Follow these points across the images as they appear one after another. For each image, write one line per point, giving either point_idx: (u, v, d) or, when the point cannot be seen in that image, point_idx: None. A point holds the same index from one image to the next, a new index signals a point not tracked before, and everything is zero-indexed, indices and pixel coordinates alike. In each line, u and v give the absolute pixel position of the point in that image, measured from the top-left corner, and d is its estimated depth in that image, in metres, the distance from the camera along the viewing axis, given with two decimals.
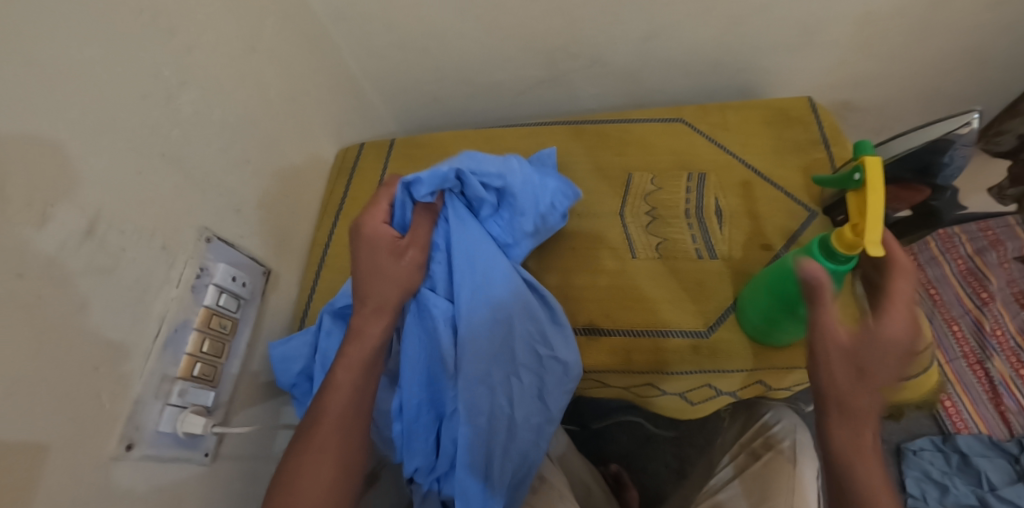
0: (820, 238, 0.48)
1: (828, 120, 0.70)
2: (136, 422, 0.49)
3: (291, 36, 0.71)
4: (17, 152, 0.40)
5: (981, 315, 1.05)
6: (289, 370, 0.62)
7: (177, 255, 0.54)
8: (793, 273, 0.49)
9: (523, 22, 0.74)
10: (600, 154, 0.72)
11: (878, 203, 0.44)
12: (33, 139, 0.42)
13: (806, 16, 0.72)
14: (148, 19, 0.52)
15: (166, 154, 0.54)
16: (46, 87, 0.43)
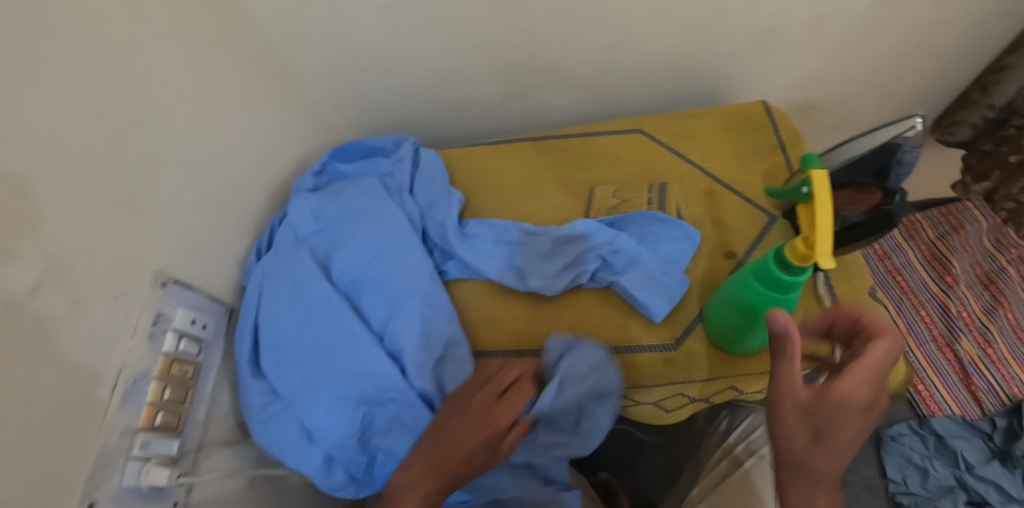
0: (777, 249, 0.49)
1: (784, 123, 0.71)
2: (97, 480, 0.48)
3: (246, 68, 0.70)
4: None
5: (948, 298, 1.08)
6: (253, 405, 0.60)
7: (133, 303, 0.53)
8: (755, 287, 0.50)
9: (482, 40, 0.74)
10: (563, 169, 0.72)
11: (828, 215, 0.46)
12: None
13: (759, 22, 0.73)
14: (89, 63, 0.50)
15: (115, 201, 0.52)
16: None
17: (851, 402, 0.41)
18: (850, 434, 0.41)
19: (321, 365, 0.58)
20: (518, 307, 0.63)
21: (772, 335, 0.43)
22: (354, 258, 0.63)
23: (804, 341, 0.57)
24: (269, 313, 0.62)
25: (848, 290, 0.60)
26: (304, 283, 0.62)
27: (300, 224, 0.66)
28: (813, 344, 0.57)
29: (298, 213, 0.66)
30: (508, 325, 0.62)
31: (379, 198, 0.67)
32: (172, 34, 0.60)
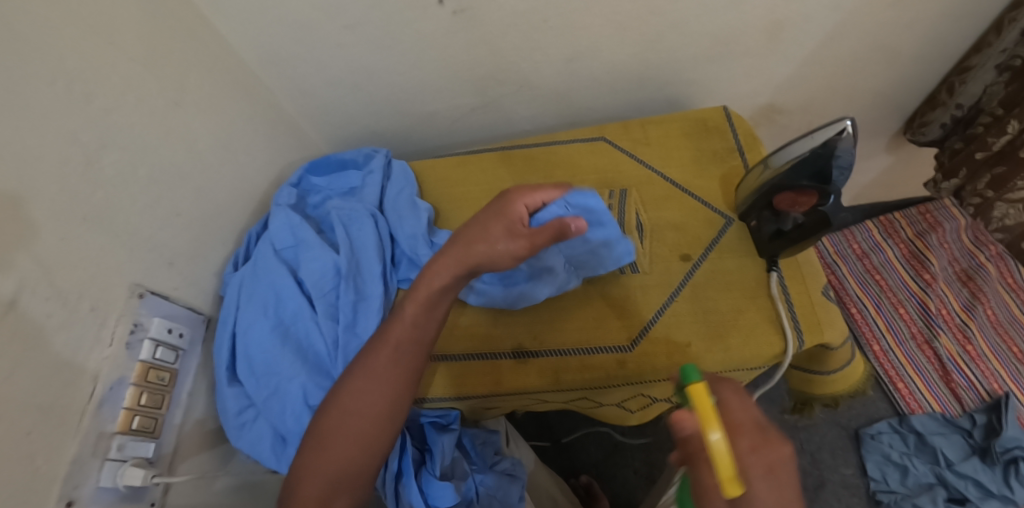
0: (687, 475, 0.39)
1: (742, 127, 0.73)
2: (74, 481, 0.51)
3: (219, 87, 0.74)
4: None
5: (926, 296, 1.08)
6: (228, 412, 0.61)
7: (107, 314, 0.55)
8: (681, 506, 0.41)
9: (447, 54, 0.77)
10: (527, 178, 0.75)
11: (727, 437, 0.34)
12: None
13: (716, 29, 0.75)
14: (63, 88, 0.53)
15: (90, 217, 0.55)
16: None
17: (774, 455, 0.37)
18: (789, 496, 0.36)
19: (289, 371, 0.60)
20: (483, 312, 0.65)
21: (688, 437, 0.35)
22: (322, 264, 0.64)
23: (756, 341, 0.58)
24: (242, 323, 0.63)
25: (801, 290, 0.61)
26: (279, 295, 0.64)
27: (274, 234, 0.67)
28: (765, 344, 0.58)
29: (277, 226, 0.67)
30: (471, 331, 0.64)
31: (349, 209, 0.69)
32: (146, 58, 0.63)
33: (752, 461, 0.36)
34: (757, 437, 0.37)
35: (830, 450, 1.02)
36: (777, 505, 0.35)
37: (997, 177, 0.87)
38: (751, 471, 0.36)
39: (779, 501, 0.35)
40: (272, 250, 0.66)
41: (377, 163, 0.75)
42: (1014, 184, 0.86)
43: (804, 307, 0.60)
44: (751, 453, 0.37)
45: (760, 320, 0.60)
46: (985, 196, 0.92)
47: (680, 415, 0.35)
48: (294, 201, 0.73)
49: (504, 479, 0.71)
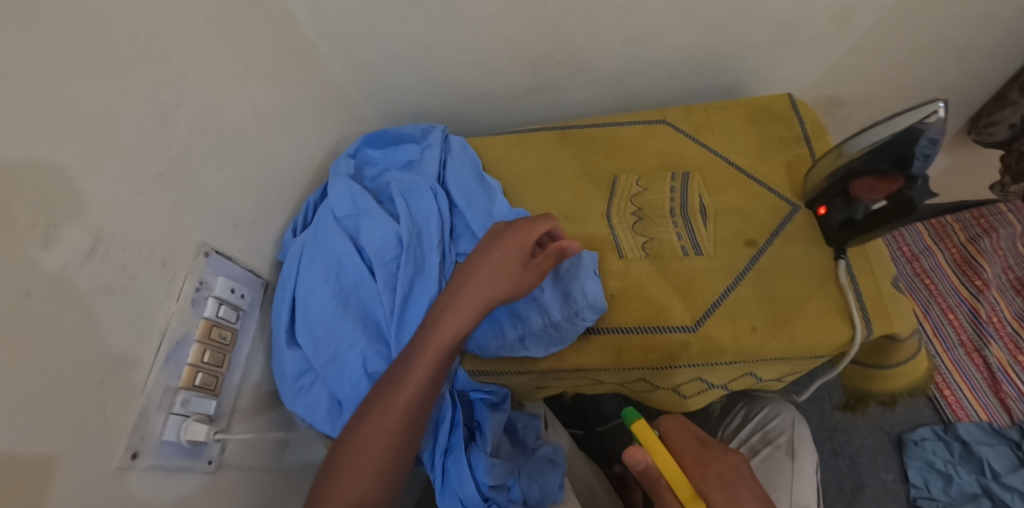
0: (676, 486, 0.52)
1: (809, 116, 0.72)
2: (141, 432, 0.51)
3: (283, 56, 0.74)
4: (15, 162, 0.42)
5: (978, 303, 1.05)
6: (286, 375, 0.62)
7: (176, 270, 0.56)
8: None
9: (509, 31, 0.76)
10: (586, 158, 0.74)
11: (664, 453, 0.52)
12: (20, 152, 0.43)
13: (785, 14, 0.73)
14: (144, 45, 0.54)
15: (164, 174, 0.56)
16: (45, 114, 0.45)
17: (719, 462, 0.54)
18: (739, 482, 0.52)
19: (349, 338, 0.61)
20: None
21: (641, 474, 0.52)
22: (385, 233, 0.64)
23: (824, 328, 0.57)
24: (303, 288, 0.63)
25: (870, 280, 0.60)
26: (338, 261, 0.64)
27: (337, 202, 0.67)
28: (833, 333, 0.57)
29: (338, 195, 0.67)
30: None
31: (412, 180, 0.69)
32: (218, 21, 0.63)
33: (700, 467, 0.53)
34: (703, 451, 0.54)
35: (870, 454, 0.99)
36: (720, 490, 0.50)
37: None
38: (707, 478, 0.51)
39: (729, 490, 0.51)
40: (335, 218, 0.66)
41: (436, 136, 0.74)
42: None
43: (874, 296, 0.59)
44: (700, 466, 0.53)
45: (828, 308, 0.58)
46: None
47: (632, 453, 0.52)
48: (352, 172, 0.73)
49: (545, 466, 0.69)
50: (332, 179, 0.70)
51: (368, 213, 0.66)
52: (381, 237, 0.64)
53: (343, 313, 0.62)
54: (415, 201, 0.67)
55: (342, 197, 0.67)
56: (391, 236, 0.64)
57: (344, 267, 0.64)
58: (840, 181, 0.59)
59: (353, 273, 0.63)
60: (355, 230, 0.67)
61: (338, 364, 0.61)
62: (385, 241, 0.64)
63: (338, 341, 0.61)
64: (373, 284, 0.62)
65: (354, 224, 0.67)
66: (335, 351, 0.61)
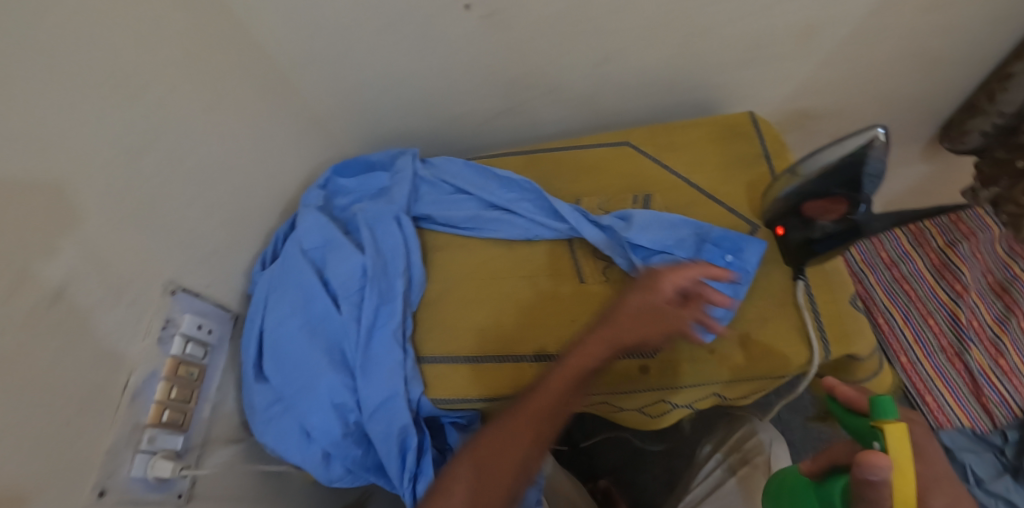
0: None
1: (770, 133, 0.72)
2: (109, 470, 0.52)
3: (255, 89, 0.75)
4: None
5: (958, 308, 1.03)
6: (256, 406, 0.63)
7: (145, 308, 0.57)
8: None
9: (475, 58, 0.77)
10: (552, 180, 0.75)
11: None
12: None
13: (744, 33, 0.74)
14: (110, 90, 0.55)
15: (131, 214, 0.57)
16: (15, 164, 0.46)
17: None
18: None
19: (315, 369, 0.61)
20: (503, 313, 0.65)
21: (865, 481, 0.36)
22: (351, 263, 0.65)
23: (784, 348, 0.58)
24: (270, 320, 0.64)
25: (829, 299, 0.60)
26: (305, 292, 0.65)
27: (305, 234, 0.68)
28: (793, 353, 0.58)
29: (308, 227, 0.69)
30: (492, 333, 0.64)
31: (378, 210, 0.70)
32: (188, 61, 0.65)
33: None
34: None
35: None
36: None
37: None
38: None
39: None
40: (303, 249, 0.68)
41: (404, 163, 0.76)
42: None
43: (833, 316, 0.59)
44: None
45: (787, 328, 0.59)
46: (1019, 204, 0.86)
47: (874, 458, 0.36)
48: (322, 203, 0.75)
49: None
50: (302, 209, 0.71)
51: (333, 244, 0.67)
52: (346, 266, 0.65)
53: (309, 343, 0.62)
54: (382, 230, 0.68)
55: (309, 229, 0.68)
56: (356, 265, 0.65)
57: (309, 297, 0.65)
58: (794, 203, 0.59)
59: (318, 302, 0.64)
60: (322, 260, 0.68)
61: (303, 394, 0.61)
62: (349, 269, 0.65)
63: (305, 370, 0.62)
64: (338, 314, 0.63)
65: (321, 254, 0.68)
66: (303, 382, 0.62)
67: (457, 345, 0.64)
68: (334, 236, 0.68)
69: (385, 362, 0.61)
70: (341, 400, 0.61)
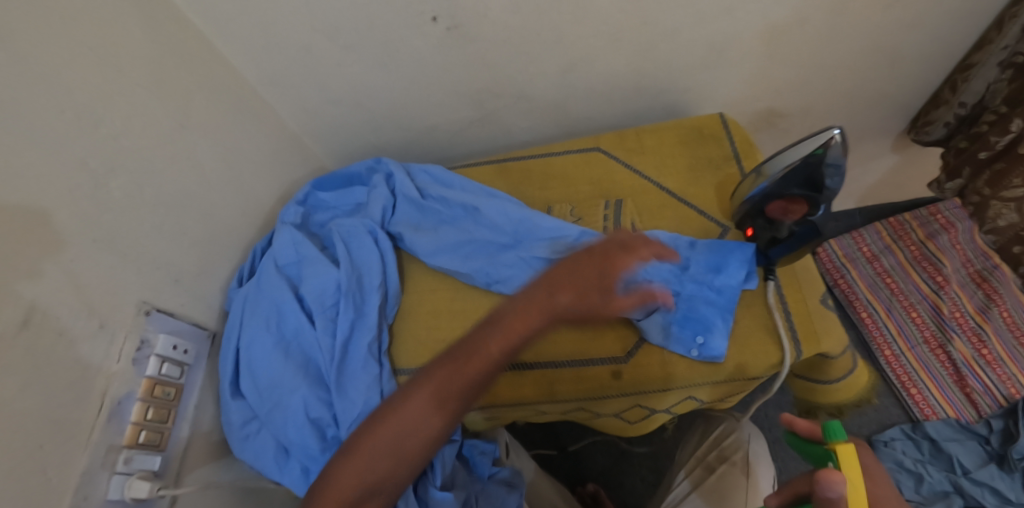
0: None
1: (738, 134, 0.73)
2: (84, 492, 0.53)
3: (225, 108, 0.76)
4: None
5: (939, 299, 1.05)
6: (234, 423, 0.63)
7: (116, 331, 0.57)
8: None
9: (445, 69, 0.78)
10: (523, 189, 0.75)
11: None
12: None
13: (710, 36, 0.75)
14: (73, 117, 0.56)
15: (100, 238, 0.57)
16: None
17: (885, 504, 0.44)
18: None
19: (289, 386, 0.62)
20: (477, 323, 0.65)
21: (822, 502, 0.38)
22: (325, 279, 0.66)
23: (753, 349, 0.58)
24: (245, 338, 0.65)
25: (798, 298, 0.61)
26: (277, 309, 0.66)
27: (279, 251, 0.69)
28: (762, 353, 0.58)
29: (282, 244, 0.69)
30: None
31: (353, 225, 0.71)
32: (154, 83, 0.65)
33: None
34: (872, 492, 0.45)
35: None
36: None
37: (997, 172, 0.88)
38: None
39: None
40: (277, 267, 0.68)
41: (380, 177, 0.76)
42: (1011, 180, 0.86)
43: (802, 315, 0.60)
44: None
45: (757, 329, 0.59)
46: (984, 194, 0.93)
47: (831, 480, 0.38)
48: (300, 220, 0.75)
49: (501, 491, 0.71)
50: (278, 227, 0.72)
51: (308, 260, 0.67)
52: (319, 282, 0.65)
53: (284, 360, 0.63)
54: (356, 245, 0.69)
55: (284, 247, 0.69)
56: (330, 281, 0.65)
57: (284, 314, 0.65)
58: (757, 203, 0.59)
59: (293, 319, 0.65)
60: (297, 278, 0.68)
61: (277, 410, 0.62)
62: (323, 286, 0.65)
63: (280, 386, 0.62)
64: (313, 330, 0.64)
65: (295, 272, 0.68)
66: (277, 396, 0.62)
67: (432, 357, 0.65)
68: (307, 252, 0.68)
69: (359, 377, 0.61)
70: (315, 415, 0.61)
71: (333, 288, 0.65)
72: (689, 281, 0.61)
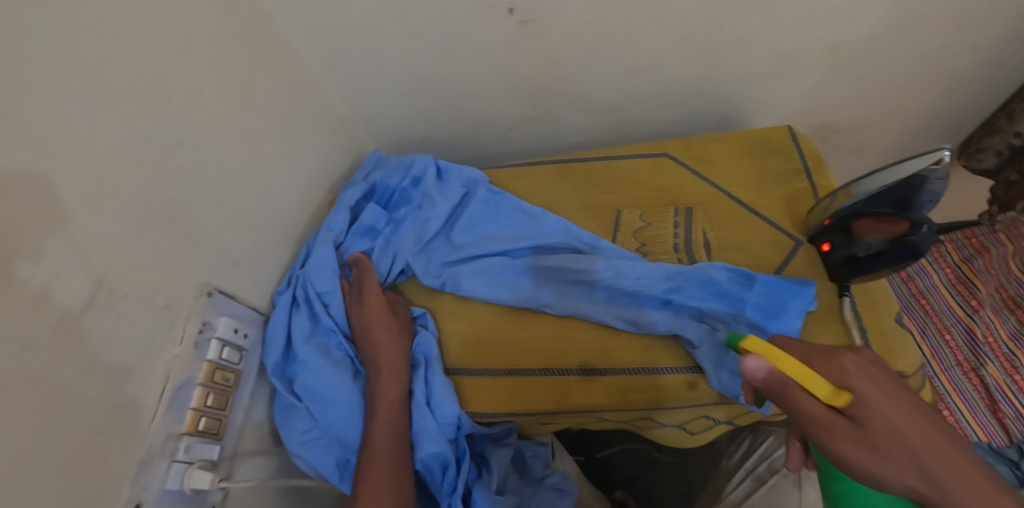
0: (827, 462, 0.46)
1: (807, 148, 0.72)
2: (142, 482, 0.50)
3: (284, 88, 0.73)
4: (13, 214, 0.41)
5: (973, 323, 1.05)
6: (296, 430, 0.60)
7: (178, 313, 0.55)
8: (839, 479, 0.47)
9: (510, 63, 0.76)
10: (590, 192, 0.74)
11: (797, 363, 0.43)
12: (18, 203, 0.42)
13: (781, 47, 0.74)
14: (145, 84, 0.53)
15: (165, 215, 0.55)
16: (38, 156, 0.43)
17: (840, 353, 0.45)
18: (896, 415, 0.42)
19: (347, 416, 0.60)
20: (541, 327, 0.63)
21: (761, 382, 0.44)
22: (362, 304, 0.64)
23: None
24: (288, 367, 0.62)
25: (872, 316, 0.60)
26: (321, 338, 0.63)
27: (313, 276, 0.65)
28: None
29: (316, 266, 0.65)
30: (533, 345, 0.62)
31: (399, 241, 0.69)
32: (221, 56, 0.63)
33: (933, 429, 0.42)
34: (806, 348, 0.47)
35: None
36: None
37: None
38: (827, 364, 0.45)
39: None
40: (309, 295, 0.65)
41: (426, 181, 0.72)
42: None
43: (877, 332, 0.59)
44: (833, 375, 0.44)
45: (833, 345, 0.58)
46: None
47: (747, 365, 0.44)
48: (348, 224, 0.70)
49: (552, 497, 0.71)
50: (325, 234, 0.68)
51: (336, 293, 0.65)
52: (360, 308, 0.64)
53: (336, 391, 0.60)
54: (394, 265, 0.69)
55: (315, 275, 0.65)
56: (372, 305, 0.64)
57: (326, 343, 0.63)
58: (842, 219, 0.59)
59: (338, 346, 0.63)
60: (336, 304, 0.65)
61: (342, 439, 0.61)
62: (362, 312, 0.63)
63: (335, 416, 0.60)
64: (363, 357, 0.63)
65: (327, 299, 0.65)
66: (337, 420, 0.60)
67: (498, 358, 0.63)
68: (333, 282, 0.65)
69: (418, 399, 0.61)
70: None
71: (376, 312, 0.63)
72: (739, 324, 0.58)
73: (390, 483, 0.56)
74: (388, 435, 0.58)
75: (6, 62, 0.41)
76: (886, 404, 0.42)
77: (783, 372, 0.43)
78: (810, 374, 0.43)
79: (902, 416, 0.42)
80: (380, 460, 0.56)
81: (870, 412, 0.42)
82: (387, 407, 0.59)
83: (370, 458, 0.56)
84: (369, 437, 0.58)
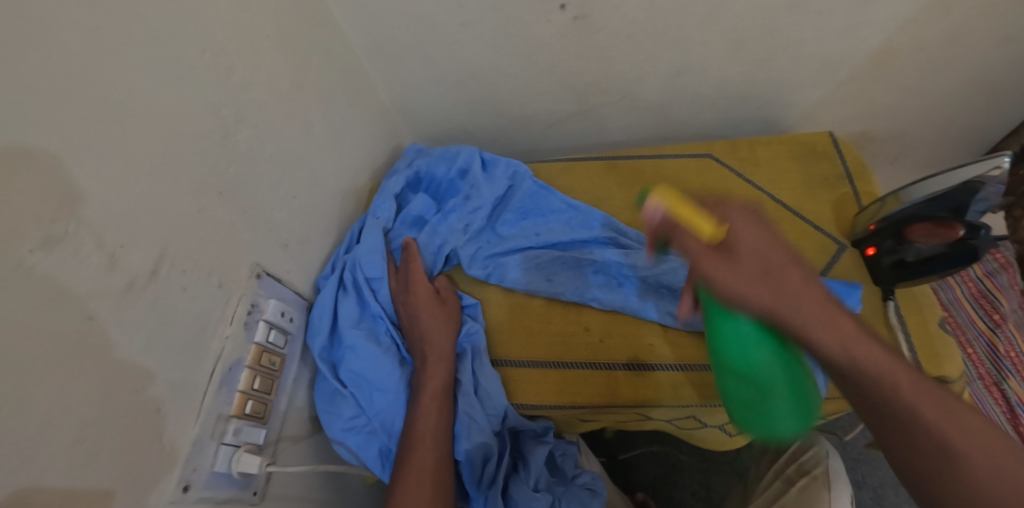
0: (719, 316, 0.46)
1: (852, 154, 0.73)
2: (193, 463, 0.50)
3: (333, 73, 0.74)
4: (85, 183, 0.41)
5: (995, 337, 1.06)
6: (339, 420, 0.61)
7: (232, 292, 0.55)
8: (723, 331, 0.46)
9: (558, 58, 0.76)
10: (635, 189, 0.74)
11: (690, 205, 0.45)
12: (93, 171, 0.41)
13: (830, 53, 0.74)
14: (210, 58, 0.53)
15: (223, 191, 0.54)
16: (110, 124, 0.43)
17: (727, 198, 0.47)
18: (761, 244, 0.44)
19: (391, 401, 0.61)
20: (589, 322, 0.63)
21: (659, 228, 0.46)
22: (409, 292, 0.64)
23: None
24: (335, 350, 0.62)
25: (918, 321, 0.60)
26: (370, 323, 0.64)
27: (362, 262, 0.66)
28: None
29: (365, 253, 0.66)
30: (581, 340, 0.62)
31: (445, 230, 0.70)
32: (279, 37, 0.63)
33: (792, 262, 0.44)
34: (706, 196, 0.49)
35: (894, 486, 0.94)
36: (841, 346, 0.42)
37: None
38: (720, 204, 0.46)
39: (887, 355, 0.43)
40: (359, 280, 0.66)
41: (473, 174, 0.73)
42: None
43: (923, 338, 0.59)
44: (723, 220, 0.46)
45: None
46: None
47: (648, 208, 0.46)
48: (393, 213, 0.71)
49: (586, 496, 0.70)
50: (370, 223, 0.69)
51: (384, 280, 0.66)
52: (407, 295, 0.64)
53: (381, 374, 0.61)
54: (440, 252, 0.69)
55: (366, 260, 0.66)
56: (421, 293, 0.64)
57: (374, 328, 0.64)
58: (895, 224, 0.59)
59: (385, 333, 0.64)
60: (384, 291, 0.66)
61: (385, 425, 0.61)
62: (410, 300, 0.64)
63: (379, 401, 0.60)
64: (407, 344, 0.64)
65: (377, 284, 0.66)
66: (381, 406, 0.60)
67: (543, 350, 0.63)
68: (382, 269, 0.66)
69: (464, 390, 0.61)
70: None
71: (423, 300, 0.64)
72: None
73: (432, 471, 0.55)
74: (433, 424, 0.57)
75: (89, 27, 0.41)
76: (745, 228, 0.45)
77: (677, 213, 0.45)
78: (700, 215, 0.44)
79: (771, 252, 0.44)
80: (424, 448, 0.56)
81: (740, 239, 0.44)
82: (432, 394, 0.59)
83: (413, 446, 0.56)
84: (413, 425, 0.57)
